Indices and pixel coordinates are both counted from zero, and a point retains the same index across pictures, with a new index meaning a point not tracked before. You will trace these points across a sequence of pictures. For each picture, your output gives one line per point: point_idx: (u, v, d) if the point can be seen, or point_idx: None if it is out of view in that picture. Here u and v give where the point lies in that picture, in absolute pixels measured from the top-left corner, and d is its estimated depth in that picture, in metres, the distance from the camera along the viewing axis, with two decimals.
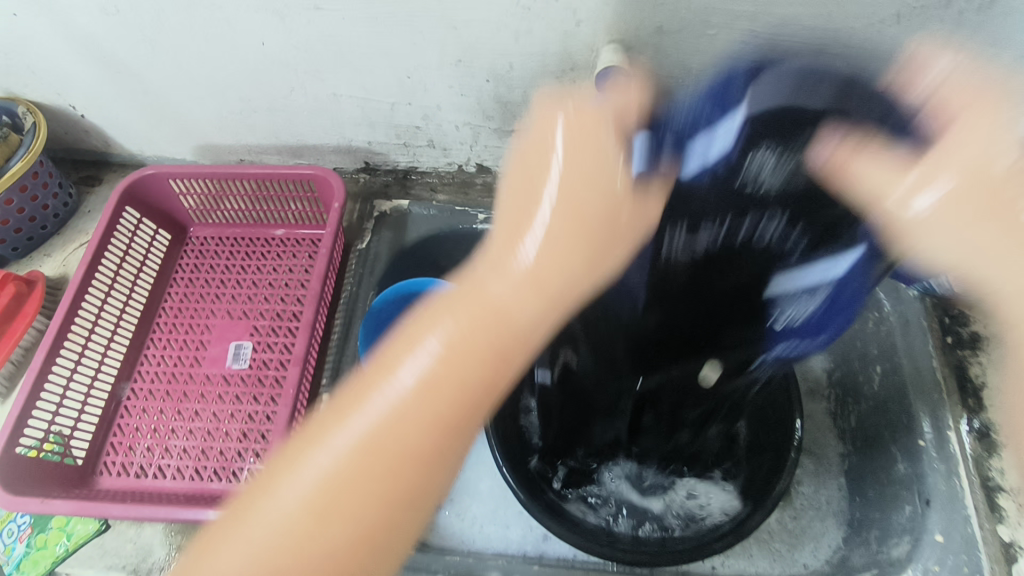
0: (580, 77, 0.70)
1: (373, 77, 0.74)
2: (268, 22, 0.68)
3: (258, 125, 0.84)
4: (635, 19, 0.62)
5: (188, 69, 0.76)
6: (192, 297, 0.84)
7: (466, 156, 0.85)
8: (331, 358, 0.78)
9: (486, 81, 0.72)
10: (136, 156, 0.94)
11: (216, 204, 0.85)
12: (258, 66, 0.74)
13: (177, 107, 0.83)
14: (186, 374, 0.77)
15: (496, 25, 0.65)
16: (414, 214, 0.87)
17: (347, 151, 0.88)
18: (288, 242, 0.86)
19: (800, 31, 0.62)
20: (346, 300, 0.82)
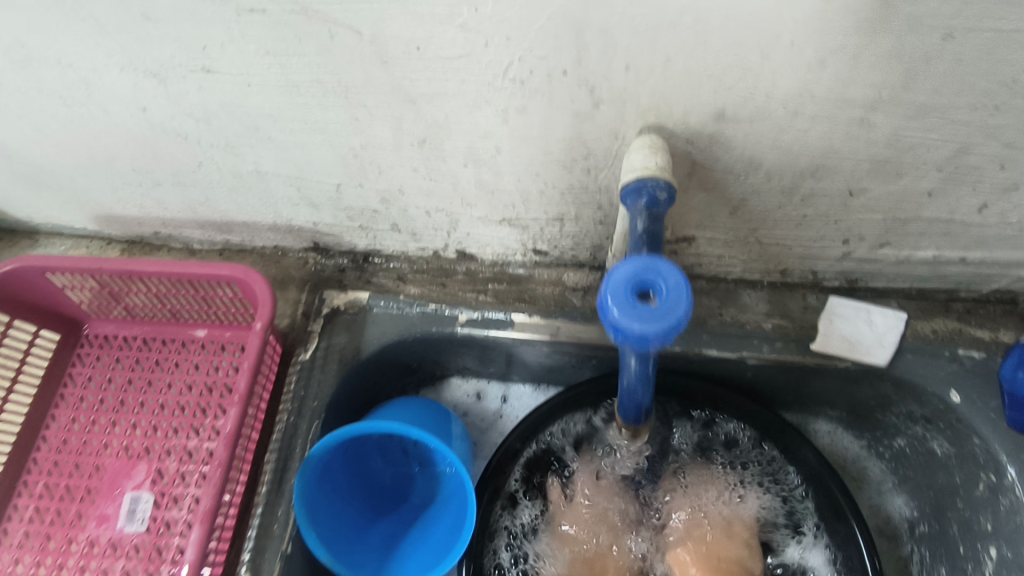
0: (596, 167, 0.49)
1: (305, 154, 0.53)
2: (143, 85, 0.47)
3: (167, 199, 0.64)
4: (683, 102, 0.41)
5: (55, 135, 0.55)
6: (82, 423, 0.64)
7: (443, 242, 0.64)
8: (257, 518, 0.59)
9: (463, 165, 0.51)
10: (25, 222, 0.73)
11: (114, 298, 0.65)
12: (147, 136, 0.53)
13: (56, 175, 0.62)
14: (64, 538, 0.59)
15: (472, 101, 0.43)
16: (376, 310, 0.67)
17: (288, 230, 0.67)
18: (210, 348, 0.66)
19: (939, 124, 0.40)
20: (280, 435, 0.62)
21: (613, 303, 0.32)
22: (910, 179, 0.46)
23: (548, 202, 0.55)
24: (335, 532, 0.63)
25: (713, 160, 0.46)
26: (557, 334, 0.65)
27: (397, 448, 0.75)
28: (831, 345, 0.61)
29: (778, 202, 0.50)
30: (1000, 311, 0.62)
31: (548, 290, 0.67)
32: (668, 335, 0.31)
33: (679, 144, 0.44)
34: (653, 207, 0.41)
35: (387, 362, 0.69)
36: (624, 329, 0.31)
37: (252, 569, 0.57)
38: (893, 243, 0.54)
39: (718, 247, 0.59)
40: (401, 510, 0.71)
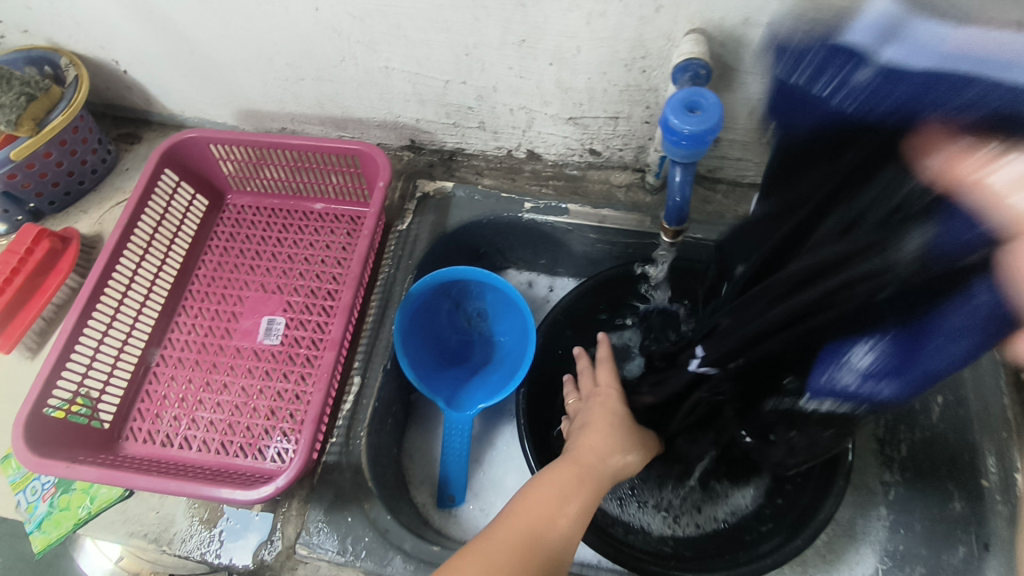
0: (650, 67, 0.65)
1: (429, 51, 0.70)
2: None
3: (304, 94, 0.81)
4: (720, 9, 0.57)
5: (237, 31, 0.73)
6: (226, 267, 0.81)
7: (518, 140, 0.82)
8: (365, 339, 0.76)
9: (549, 64, 0.68)
10: (177, 116, 0.91)
11: (255, 172, 0.83)
12: (310, 33, 0.71)
13: (222, 69, 0.80)
14: (217, 346, 0.76)
15: (567, 5, 0.60)
16: (457, 197, 0.84)
17: (394, 127, 0.84)
18: (326, 217, 0.84)
19: None
20: (382, 283, 0.79)
21: (672, 113, 0.48)
22: None
23: (608, 100, 0.71)
24: (419, 366, 0.79)
25: (738, 61, 0.63)
26: (603, 221, 0.81)
27: (463, 317, 0.89)
28: None
29: None
30: None
31: (598, 187, 0.83)
32: (706, 137, 0.47)
33: (714, 46, 0.61)
34: (695, 79, 0.57)
35: (463, 240, 0.86)
36: (677, 130, 0.47)
37: (361, 375, 0.74)
38: None
39: (737, 149, 0.75)
40: (464, 365, 0.87)
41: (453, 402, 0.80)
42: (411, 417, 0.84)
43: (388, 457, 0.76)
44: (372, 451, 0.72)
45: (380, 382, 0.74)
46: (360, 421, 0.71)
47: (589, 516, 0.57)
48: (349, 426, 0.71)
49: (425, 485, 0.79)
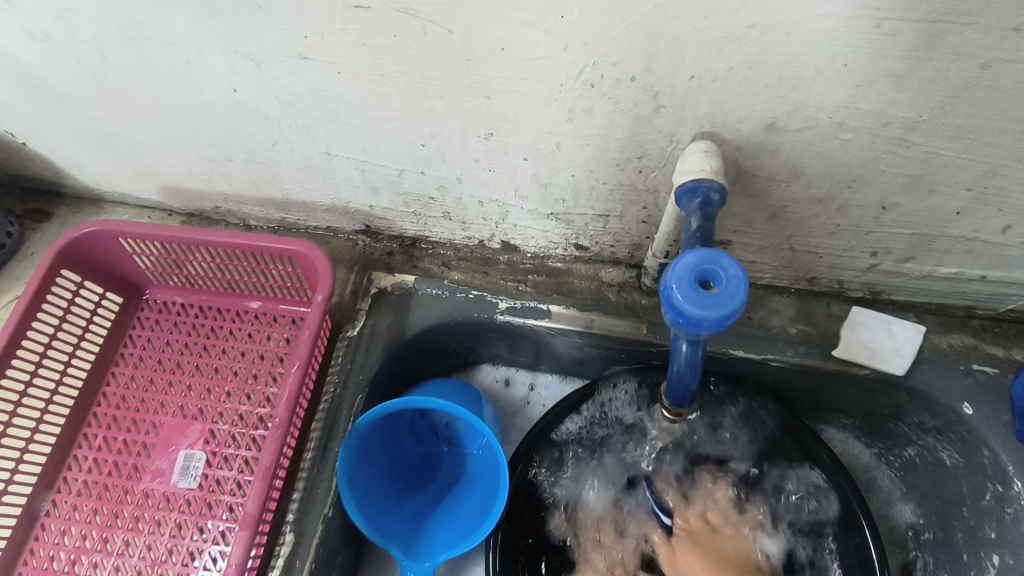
0: (648, 167, 0.52)
1: (376, 140, 0.57)
2: (240, 67, 0.51)
3: (235, 175, 0.68)
4: (738, 112, 0.44)
5: (143, 109, 0.60)
6: (140, 382, 0.68)
7: (490, 232, 0.68)
8: (303, 480, 0.62)
9: (523, 159, 0.55)
10: (92, 190, 0.78)
11: (176, 266, 0.69)
12: (231, 115, 0.58)
13: (135, 146, 0.66)
14: (120, 489, 0.62)
15: (543, 99, 0.47)
16: (420, 293, 0.71)
17: (344, 211, 0.71)
18: (263, 319, 0.70)
19: (973, 146, 0.44)
20: (327, 405, 0.66)
21: (679, 289, 0.34)
22: (940, 197, 0.49)
23: (596, 198, 0.58)
24: (370, 504, 0.65)
25: (758, 167, 0.50)
26: (590, 326, 0.68)
27: (428, 428, 0.78)
28: (852, 352, 0.64)
29: (814, 211, 0.54)
30: (1014, 330, 0.65)
31: (585, 284, 0.70)
32: (725, 322, 0.34)
33: (729, 151, 0.48)
34: (706, 206, 0.44)
35: (427, 343, 0.73)
36: (686, 313, 0.34)
37: (295, 530, 0.60)
38: (918, 257, 0.58)
39: (751, 252, 0.62)
40: (429, 488, 0.73)
41: (411, 549, 0.66)
42: (363, 558, 0.70)
43: None
44: None
45: (320, 537, 0.61)
46: None
47: None
48: None
49: None
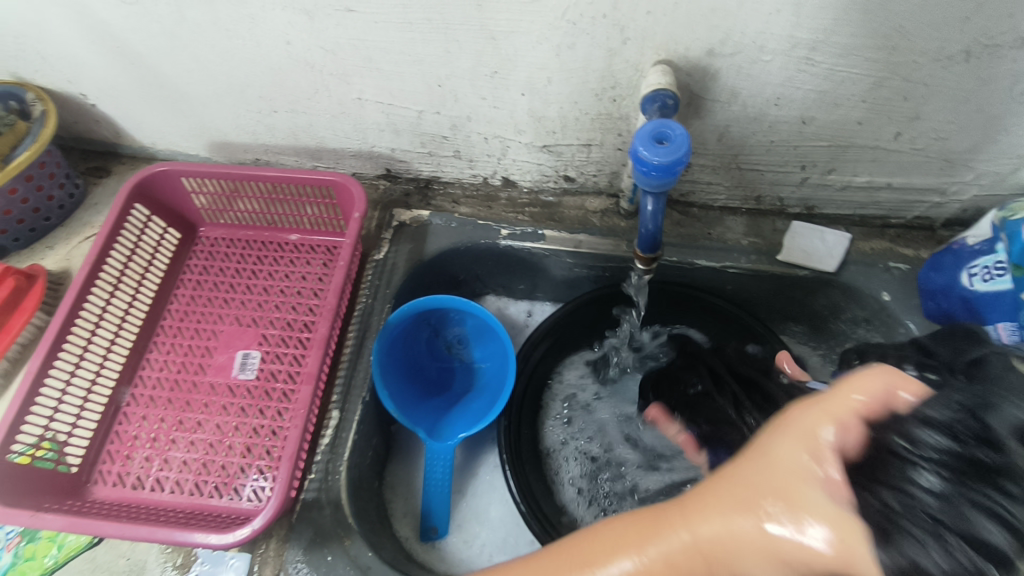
0: (620, 96, 0.67)
1: (402, 83, 0.70)
2: (296, 21, 0.64)
3: (277, 125, 0.81)
4: (686, 40, 0.59)
5: (208, 64, 0.73)
6: (199, 300, 0.80)
7: (493, 168, 0.82)
8: (343, 371, 0.75)
9: (521, 94, 0.69)
10: (147, 149, 0.90)
11: (229, 204, 0.82)
12: (282, 66, 0.71)
13: (194, 102, 0.79)
14: (190, 382, 0.74)
15: (537, 37, 0.62)
16: (434, 225, 0.84)
17: (369, 156, 0.84)
18: (302, 248, 0.83)
19: (858, 61, 0.59)
20: (360, 313, 0.78)
21: (642, 145, 0.49)
22: (844, 109, 0.64)
23: (580, 128, 0.72)
24: (398, 397, 0.78)
25: (705, 90, 0.64)
26: (579, 246, 0.82)
27: (442, 345, 0.88)
28: (793, 256, 0.78)
29: (752, 129, 0.68)
30: (923, 236, 0.80)
31: (574, 212, 0.84)
32: (676, 169, 0.49)
33: (681, 76, 0.63)
34: (664, 109, 0.58)
35: (441, 267, 0.86)
36: (647, 161, 0.49)
37: (339, 409, 0.72)
38: (837, 169, 0.72)
39: (707, 173, 0.77)
40: (445, 395, 0.86)
41: (434, 432, 0.79)
42: (391, 449, 0.82)
43: (368, 491, 0.75)
44: (352, 484, 0.70)
45: (360, 415, 0.73)
46: (339, 455, 0.70)
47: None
48: (328, 461, 0.69)
49: (407, 519, 0.78)
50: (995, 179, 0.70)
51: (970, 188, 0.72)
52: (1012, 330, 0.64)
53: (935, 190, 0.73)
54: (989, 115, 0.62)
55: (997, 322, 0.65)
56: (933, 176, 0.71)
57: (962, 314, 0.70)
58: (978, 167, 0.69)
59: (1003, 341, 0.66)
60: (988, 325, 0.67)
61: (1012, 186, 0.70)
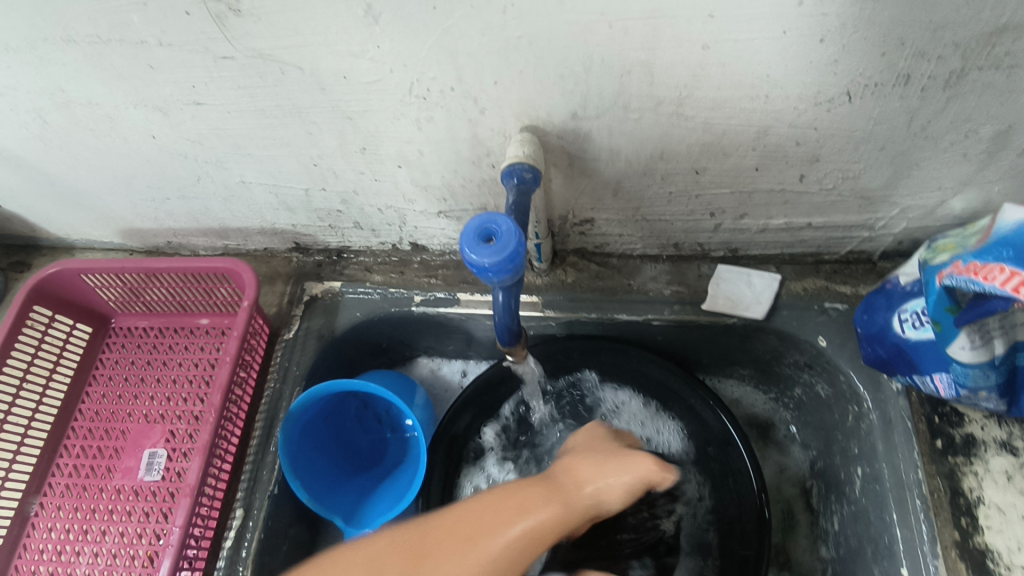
0: (497, 161, 0.63)
1: (278, 166, 0.68)
2: (153, 118, 0.62)
3: (176, 211, 0.79)
4: (544, 106, 0.55)
5: (87, 162, 0.71)
6: (111, 396, 0.78)
7: (397, 235, 0.79)
8: (250, 464, 0.72)
9: (398, 166, 0.66)
10: (64, 240, 0.90)
11: (137, 295, 0.81)
12: (157, 158, 0.69)
13: (90, 196, 0.78)
14: (97, 487, 0.72)
15: (392, 114, 0.58)
16: (346, 297, 0.81)
17: (274, 233, 0.82)
18: (213, 332, 0.81)
19: (734, 111, 0.53)
20: (268, 400, 0.75)
21: (467, 246, 0.44)
22: (735, 157, 0.59)
23: (470, 194, 0.69)
24: (317, 483, 0.75)
25: (582, 150, 0.60)
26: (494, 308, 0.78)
27: (373, 417, 0.85)
28: (718, 304, 0.72)
29: (646, 182, 0.63)
30: (862, 270, 0.73)
31: None
32: (506, 265, 0.44)
33: (552, 139, 0.58)
34: (522, 184, 0.54)
35: (359, 338, 0.83)
36: (476, 263, 0.44)
37: (243, 506, 0.69)
38: (749, 214, 0.67)
39: (615, 226, 0.72)
40: (376, 470, 0.82)
41: (353, 518, 0.75)
42: (317, 534, 0.80)
43: None
44: None
45: (266, 510, 0.70)
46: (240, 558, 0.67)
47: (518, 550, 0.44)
48: (229, 565, 0.66)
49: None
50: (924, 212, 0.63)
51: (899, 222, 0.65)
52: (948, 383, 0.58)
53: (861, 226, 0.67)
54: (895, 152, 0.56)
55: (933, 374, 0.59)
56: (854, 214, 0.65)
57: (898, 362, 0.63)
58: (900, 202, 0.62)
59: (941, 393, 0.60)
60: (926, 376, 0.61)
61: (945, 218, 0.63)
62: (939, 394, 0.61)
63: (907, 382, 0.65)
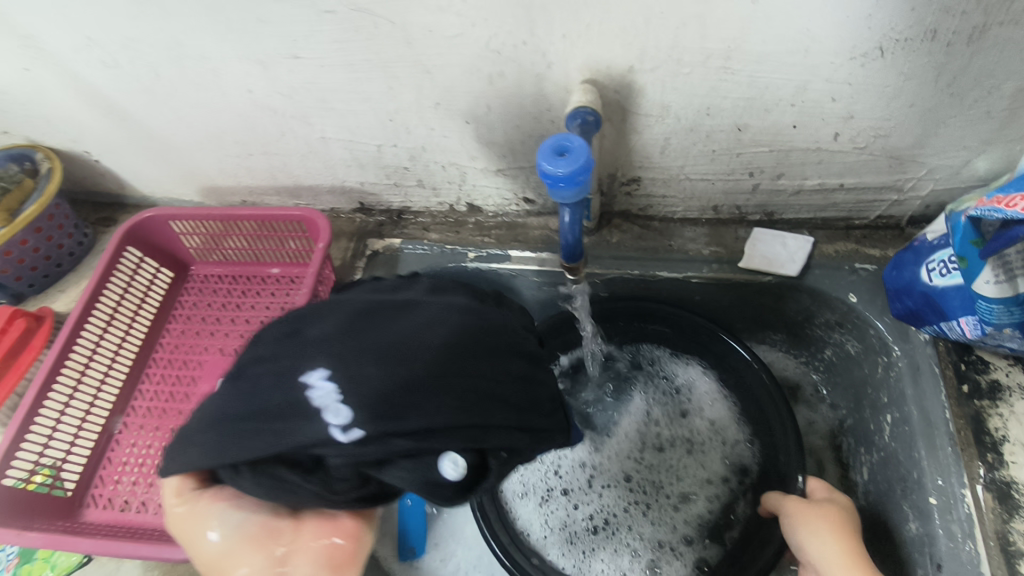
0: (558, 116, 0.70)
1: (357, 120, 0.75)
2: (253, 71, 0.70)
3: (256, 167, 0.87)
4: (606, 59, 0.61)
5: (185, 116, 0.79)
6: (188, 333, 0.86)
7: (456, 195, 0.86)
8: None
9: (466, 122, 0.73)
10: (148, 197, 0.98)
11: (216, 243, 0.88)
12: (249, 112, 0.77)
13: (180, 152, 0.86)
14: (176, 410, 0.79)
15: (469, 68, 0.65)
16: (406, 252, 0.88)
17: (342, 191, 0.89)
18: (282, 280, 0.88)
19: (777, 66, 0.59)
20: None
21: (543, 160, 0.51)
22: (776, 114, 0.65)
23: (529, 151, 0.76)
24: None
25: (636, 105, 0.66)
26: (543, 263, 0.84)
27: None
28: (754, 262, 0.78)
29: (691, 139, 0.70)
30: (890, 235, 0.78)
31: (537, 231, 0.87)
32: (577, 176, 0.51)
33: (610, 93, 0.65)
34: (585, 125, 0.61)
35: None
36: (551, 174, 0.51)
37: None
38: (786, 173, 0.72)
39: (660, 187, 0.78)
40: None
41: None
42: None
43: None
44: None
45: None
46: None
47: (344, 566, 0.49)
48: None
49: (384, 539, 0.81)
50: (950, 173, 0.69)
51: (927, 184, 0.71)
52: (975, 324, 0.63)
53: (891, 188, 0.72)
54: (924, 109, 0.62)
55: (960, 317, 0.64)
56: (884, 174, 0.70)
57: (926, 311, 0.68)
58: (928, 162, 0.68)
59: (970, 335, 0.65)
60: (953, 321, 0.66)
61: (969, 179, 0.69)
62: (967, 337, 0.66)
63: (934, 331, 0.69)
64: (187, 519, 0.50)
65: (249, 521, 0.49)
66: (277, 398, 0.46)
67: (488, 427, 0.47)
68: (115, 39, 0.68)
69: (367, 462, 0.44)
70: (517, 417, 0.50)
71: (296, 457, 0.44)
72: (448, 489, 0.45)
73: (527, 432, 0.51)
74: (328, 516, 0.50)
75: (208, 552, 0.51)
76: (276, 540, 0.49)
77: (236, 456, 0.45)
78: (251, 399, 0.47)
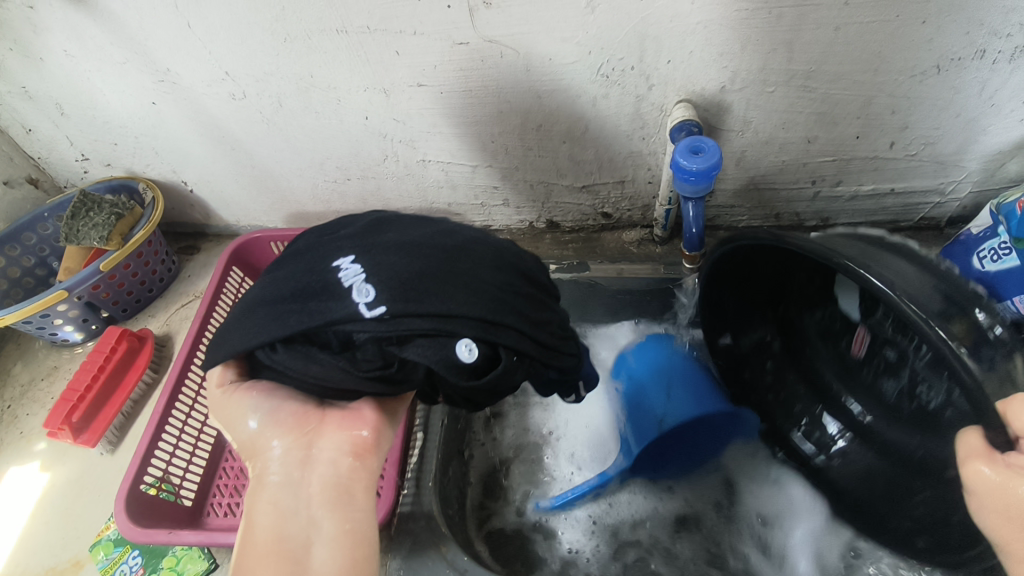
0: (649, 134, 0.79)
1: (460, 143, 0.83)
2: (374, 99, 0.78)
3: (349, 192, 0.94)
4: (701, 82, 0.71)
5: (295, 144, 0.86)
6: None
7: (538, 212, 0.94)
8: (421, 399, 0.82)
9: (562, 142, 0.81)
10: (232, 226, 1.04)
11: None
12: (359, 138, 0.84)
13: (279, 179, 0.92)
14: None
15: (576, 91, 0.74)
16: None
17: (428, 213, 0.97)
18: None
19: (849, 83, 0.70)
20: None
21: (680, 158, 0.59)
22: (843, 126, 0.75)
23: (615, 167, 0.84)
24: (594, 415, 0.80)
25: (720, 122, 0.76)
26: (622, 272, 0.91)
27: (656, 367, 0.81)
28: None
29: (765, 152, 0.80)
30: (931, 236, 0.89)
31: (612, 244, 0.96)
32: (710, 172, 0.59)
33: (700, 111, 0.75)
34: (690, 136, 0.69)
35: None
36: (686, 170, 0.59)
37: (423, 430, 0.80)
38: (844, 180, 0.82)
39: (730, 197, 0.88)
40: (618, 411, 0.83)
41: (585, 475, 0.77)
42: None
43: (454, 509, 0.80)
44: (443, 499, 0.76)
45: (441, 434, 0.80)
46: (426, 473, 0.76)
47: (288, 457, 0.52)
48: (418, 477, 0.76)
49: None
50: (986, 175, 0.80)
51: (966, 186, 0.82)
52: None
53: (935, 191, 0.83)
54: (969, 118, 0.72)
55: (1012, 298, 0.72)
56: (930, 178, 0.81)
57: None
58: (968, 166, 0.79)
59: None
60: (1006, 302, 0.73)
61: (1002, 180, 0.80)
62: None
63: None
64: (226, 403, 0.56)
65: (282, 408, 0.54)
66: (319, 278, 0.51)
67: (499, 323, 0.50)
68: (250, 72, 0.75)
69: (388, 338, 0.48)
70: (529, 327, 0.52)
71: (325, 339, 0.50)
72: (460, 370, 0.48)
73: (536, 345, 0.53)
74: (350, 412, 0.54)
75: (246, 436, 0.55)
76: (304, 425, 0.53)
77: (274, 332, 0.50)
78: (288, 285, 0.52)
